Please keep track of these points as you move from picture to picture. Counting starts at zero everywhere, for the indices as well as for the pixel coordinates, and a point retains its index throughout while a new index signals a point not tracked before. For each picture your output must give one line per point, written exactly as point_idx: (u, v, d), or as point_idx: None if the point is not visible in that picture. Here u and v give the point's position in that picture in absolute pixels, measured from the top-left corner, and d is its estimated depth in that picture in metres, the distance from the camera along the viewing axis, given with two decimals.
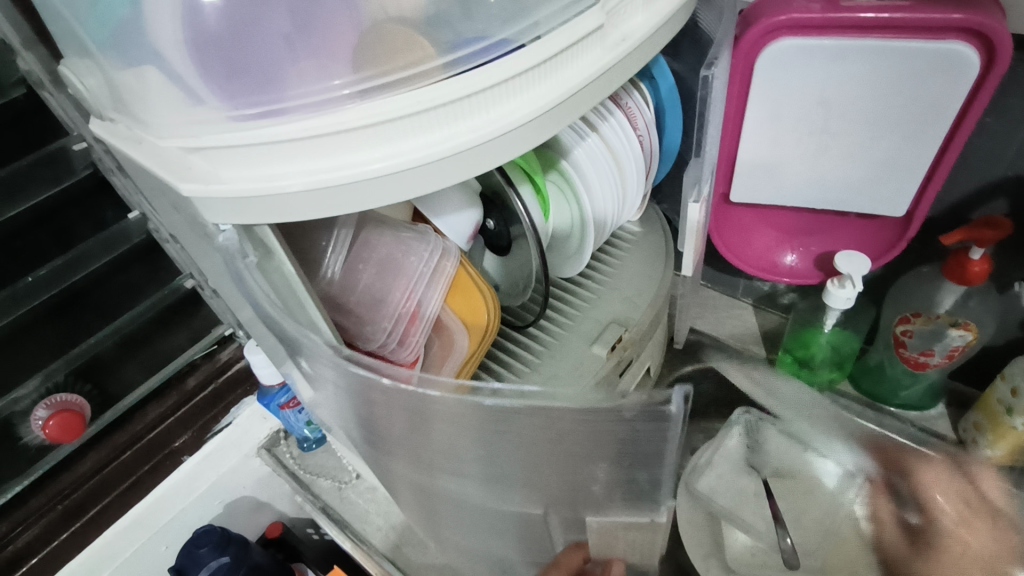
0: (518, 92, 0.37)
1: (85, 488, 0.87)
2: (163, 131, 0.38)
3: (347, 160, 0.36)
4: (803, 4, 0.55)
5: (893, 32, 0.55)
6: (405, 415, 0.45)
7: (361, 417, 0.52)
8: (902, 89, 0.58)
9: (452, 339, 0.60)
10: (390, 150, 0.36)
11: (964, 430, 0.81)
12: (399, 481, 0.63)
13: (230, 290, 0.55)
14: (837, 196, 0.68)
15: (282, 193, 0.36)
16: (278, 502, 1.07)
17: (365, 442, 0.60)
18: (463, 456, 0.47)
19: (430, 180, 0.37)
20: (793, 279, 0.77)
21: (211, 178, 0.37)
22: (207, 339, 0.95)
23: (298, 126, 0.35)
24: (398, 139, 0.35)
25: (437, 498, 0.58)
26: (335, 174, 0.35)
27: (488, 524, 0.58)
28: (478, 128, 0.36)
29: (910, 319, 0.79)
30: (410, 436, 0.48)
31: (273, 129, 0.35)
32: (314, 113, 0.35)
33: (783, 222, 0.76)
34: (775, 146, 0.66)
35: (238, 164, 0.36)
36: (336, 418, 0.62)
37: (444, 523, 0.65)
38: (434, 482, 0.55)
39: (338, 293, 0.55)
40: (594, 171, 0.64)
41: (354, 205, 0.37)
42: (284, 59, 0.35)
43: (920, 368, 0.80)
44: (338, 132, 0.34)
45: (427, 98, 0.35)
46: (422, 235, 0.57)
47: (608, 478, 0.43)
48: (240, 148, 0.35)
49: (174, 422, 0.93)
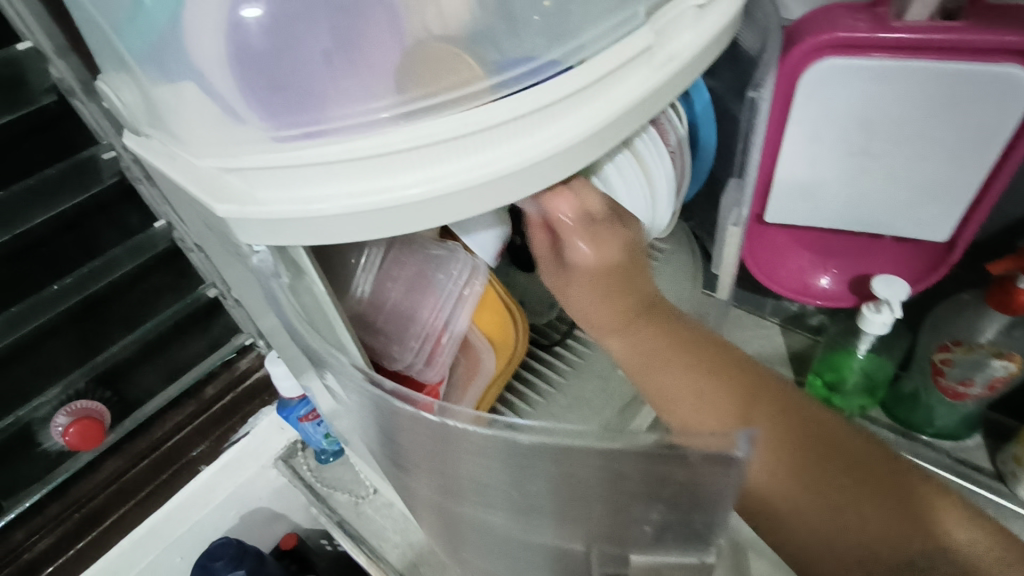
0: (564, 115, 0.36)
1: (102, 497, 0.87)
2: (204, 149, 0.38)
3: (387, 184, 0.35)
4: (850, 23, 0.53)
5: (943, 53, 0.53)
6: (432, 441, 0.44)
7: (385, 436, 0.51)
8: (950, 112, 0.56)
9: (478, 359, 0.58)
10: (431, 173, 0.35)
11: (1004, 464, 0.80)
12: (421, 501, 0.62)
13: (257, 303, 0.54)
14: (877, 219, 0.67)
15: (320, 216, 0.35)
16: (294, 513, 1.06)
17: (387, 460, 0.59)
18: (490, 485, 0.46)
19: (470, 206, 0.36)
20: (826, 302, 0.75)
21: (248, 198, 0.37)
22: (227, 348, 0.95)
23: (339, 148, 0.34)
24: (440, 163, 0.35)
25: (461, 521, 0.57)
26: (375, 199, 0.35)
27: (513, 550, 0.56)
28: (521, 153, 0.36)
29: (950, 347, 0.76)
30: (434, 460, 0.48)
31: (314, 151, 0.34)
32: (357, 135, 0.34)
33: (818, 244, 0.75)
34: (814, 166, 0.64)
35: (277, 185, 0.36)
36: (357, 433, 0.62)
37: (466, 545, 0.63)
38: (458, 506, 0.53)
39: (366, 312, 0.54)
40: (624, 188, 0.59)
41: (392, 229, 0.36)
42: (326, 78, 0.34)
43: (959, 398, 0.78)
44: (380, 156, 0.34)
45: (472, 122, 0.34)
46: (451, 253, 0.55)
47: (660, 520, 0.41)
48: (280, 169, 0.35)
49: (193, 431, 0.93)
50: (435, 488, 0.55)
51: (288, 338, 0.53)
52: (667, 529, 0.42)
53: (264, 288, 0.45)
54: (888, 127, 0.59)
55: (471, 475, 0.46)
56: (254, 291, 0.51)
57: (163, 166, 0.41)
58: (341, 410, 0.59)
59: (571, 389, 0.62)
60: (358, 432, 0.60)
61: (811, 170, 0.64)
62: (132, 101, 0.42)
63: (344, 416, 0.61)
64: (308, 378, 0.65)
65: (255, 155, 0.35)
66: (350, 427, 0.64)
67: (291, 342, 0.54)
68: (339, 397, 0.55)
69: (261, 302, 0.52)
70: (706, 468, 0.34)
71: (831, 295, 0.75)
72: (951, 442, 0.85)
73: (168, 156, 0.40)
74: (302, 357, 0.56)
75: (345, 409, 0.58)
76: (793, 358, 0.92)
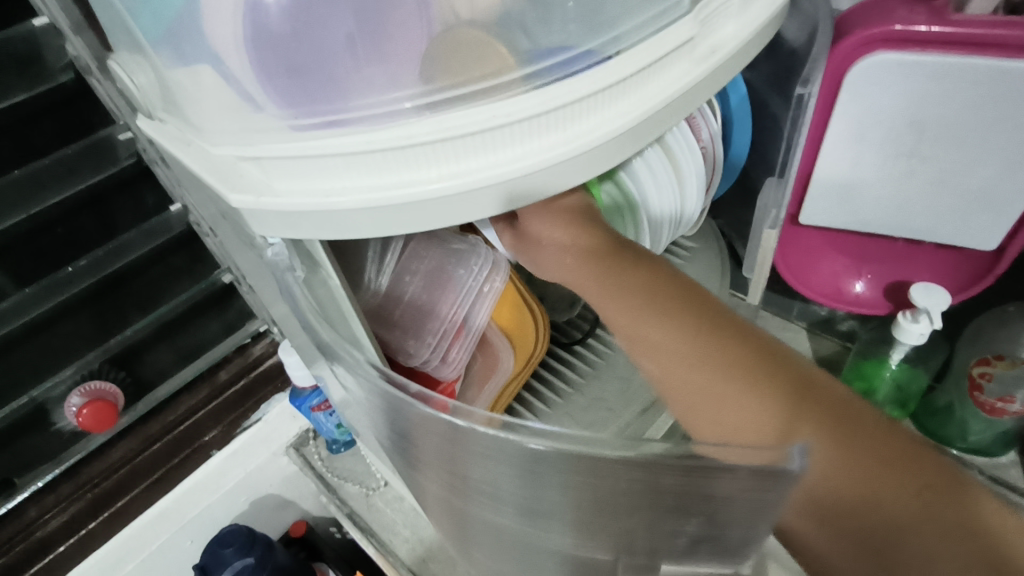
0: (599, 109, 0.34)
1: (114, 478, 0.86)
2: (218, 135, 0.36)
3: (409, 177, 0.33)
4: (905, 15, 0.51)
5: (1006, 50, 0.49)
6: (445, 442, 0.43)
7: (396, 434, 0.50)
8: (1009, 114, 0.52)
9: (496, 357, 0.56)
10: (456, 167, 0.33)
11: None
12: (431, 499, 0.60)
13: (271, 296, 0.53)
14: (922, 226, 0.64)
15: (338, 209, 0.33)
16: (302, 501, 1.07)
17: (398, 456, 0.58)
18: (503, 490, 0.44)
19: (496, 203, 0.34)
20: (858, 308, 0.73)
21: (264, 189, 0.35)
22: (241, 333, 0.94)
23: (361, 138, 0.32)
24: (466, 156, 0.33)
25: (473, 522, 0.55)
26: (397, 192, 0.33)
27: (527, 557, 0.55)
28: (552, 147, 0.33)
29: (990, 362, 0.69)
30: (446, 460, 0.46)
31: (335, 141, 0.32)
32: (378, 125, 0.32)
33: (854, 248, 0.73)
34: (855, 167, 0.61)
35: (295, 176, 0.34)
36: (371, 431, 0.60)
37: (476, 545, 0.62)
38: (469, 506, 0.52)
39: (382, 305, 0.52)
40: (652, 181, 0.58)
41: (412, 224, 0.34)
42: (347, 64, 0.32)
43: (996, 415, 0.69)
44: (403, 147, 0.32)
45: (502, 113, 0.32)
46: (472, 247, 0.54)
47: (694, 533, 0.39)
48: (297, 159, 0.33)
49: (205, 416, 0.92)
50: (449, 490, 0.53)
51: (301, 331, 0.52)
52: (702, 543, 0.40)
53: (280, 280, 0.43)
54: (937, 127, 0.56)
55: (485, 478, 0.44)
56: (269, 283, 0.50)
57: (177, 152, 0.39)
58: (354, 406, 0.57)
59: (591, 389, 0.59)
60: (371, 429, 0.58)
61: (853, 169, 0.61)
62: (145, 83, 0.40)
63: (357, 412, 0.59)
64: (321, 371, 0.64)
65: (273, 142, 0.34)
66: (363, 424, 0.62)
67: (305, 335, 0.53)
68: (353, 392, 0.53)
69: (275, 294, 0.51)
70: (750, 483, 0.32)
71: (864, 300, 0.73)
72: (983, 459, 0.74)
73: (182, 141, 0.39)
74: (316, 352, 0.54)
75: (358, 406, 0.56)
76: (820, 364, 0.82)
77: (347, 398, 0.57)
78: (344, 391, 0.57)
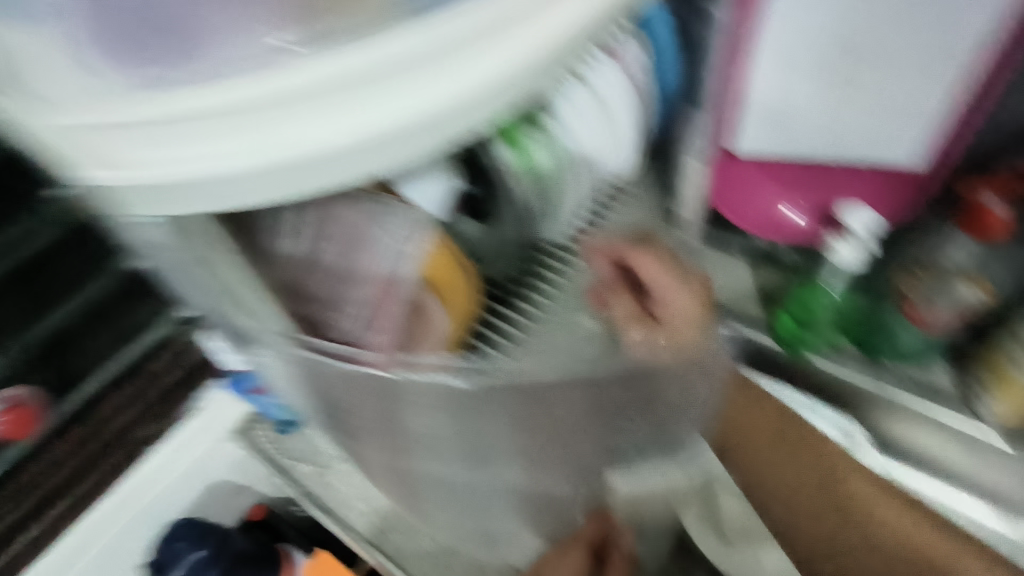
0: (494, 42, 0.31)
1: (47, 484, 0.81)
2: (63, 101, 0.31)
3: (294, 135, 0.31)
4: None
5: None
6: (374, 397, 0.50)
7: (321, 396, 0.54)
8: (942, 29, 0.50)
9: (427, 313, 0.50)
10: (341, 120, 0.31)
11: (967, 383, 0.69)
12: (371, 461, 0.64)
13: (164, 276, 0.48)
14: (851, 144, 0.61)
15: (222, 178, 0.31)
16: (259, 485, 0.98)
17: (332, 418, 0.57)
18: (440, 432, 0.55)
19: (390, 155, 0.32)
20: (791, 237, 0.67)
21: (124, 162, 0.31)
22: (172, 317, 0.83)
23: (237, 94, 0.29)
24: (349, 105, 0.30)
25: (415, 477, 0.64)
26: (284, 152, 0.31)
27: (475, 493, 0.66)
28: (445, 90, 0.31)
29: (916, 274, 0.64)
30: (377, 415, 0.53)
31: (207, 100, 0.30)
32: (241, 82, 0.30)
33: (782, 171, 0.66)
34: (789, 94, 0.57)
35: (162, 144, 0.30)
36: (300, 400, 0.58)
37: (422, 497, 0.68)
38: (408, 457, 0.59)
39: (296, 275, 0.49)
40: (579, 120, 0.52)
41: (307, 185, 0.32)
42: (193, 17, 0.33)
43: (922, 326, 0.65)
44: (282, 100, 0.29)
45: (384, 53, 0.30)
46: (389, 208, 0.48)
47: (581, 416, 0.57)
48: (167, 124, 0.30)
49: (134, 414, 0.86)
50: (390, 446, 0.58)
51: (207, 310, 0.48)
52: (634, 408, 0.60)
53: (168, 252, 0.40)
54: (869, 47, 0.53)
55: (425, 428, 0.53)
56: (158, 260, 0.45)
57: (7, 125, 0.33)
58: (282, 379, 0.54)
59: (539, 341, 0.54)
60: (303, 398, 0.56)
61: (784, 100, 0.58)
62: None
63: (285, 386, 0.56)
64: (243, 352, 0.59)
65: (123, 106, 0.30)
66: (291, 398, 0.59)
67: (213, 314, 0.48)
68: (276, 364, 0.51)
69: (170, 275, 0.45)
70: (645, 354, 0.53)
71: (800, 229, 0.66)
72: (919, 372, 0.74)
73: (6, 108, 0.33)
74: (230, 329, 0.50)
75: (288, 380, 0.53)
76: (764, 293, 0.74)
77: (276, 374, 0.54)
78: (266, 367, 0.54)
